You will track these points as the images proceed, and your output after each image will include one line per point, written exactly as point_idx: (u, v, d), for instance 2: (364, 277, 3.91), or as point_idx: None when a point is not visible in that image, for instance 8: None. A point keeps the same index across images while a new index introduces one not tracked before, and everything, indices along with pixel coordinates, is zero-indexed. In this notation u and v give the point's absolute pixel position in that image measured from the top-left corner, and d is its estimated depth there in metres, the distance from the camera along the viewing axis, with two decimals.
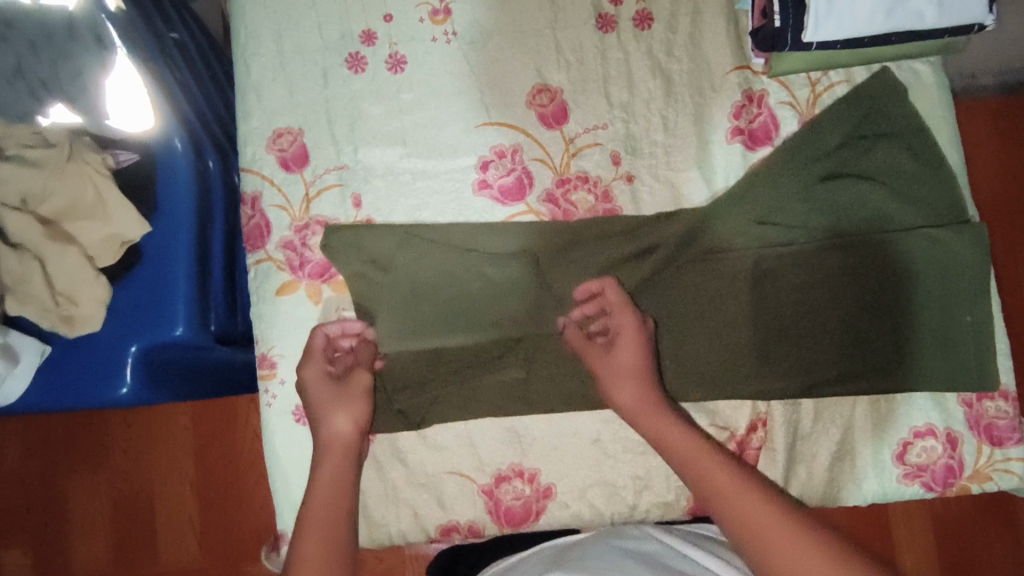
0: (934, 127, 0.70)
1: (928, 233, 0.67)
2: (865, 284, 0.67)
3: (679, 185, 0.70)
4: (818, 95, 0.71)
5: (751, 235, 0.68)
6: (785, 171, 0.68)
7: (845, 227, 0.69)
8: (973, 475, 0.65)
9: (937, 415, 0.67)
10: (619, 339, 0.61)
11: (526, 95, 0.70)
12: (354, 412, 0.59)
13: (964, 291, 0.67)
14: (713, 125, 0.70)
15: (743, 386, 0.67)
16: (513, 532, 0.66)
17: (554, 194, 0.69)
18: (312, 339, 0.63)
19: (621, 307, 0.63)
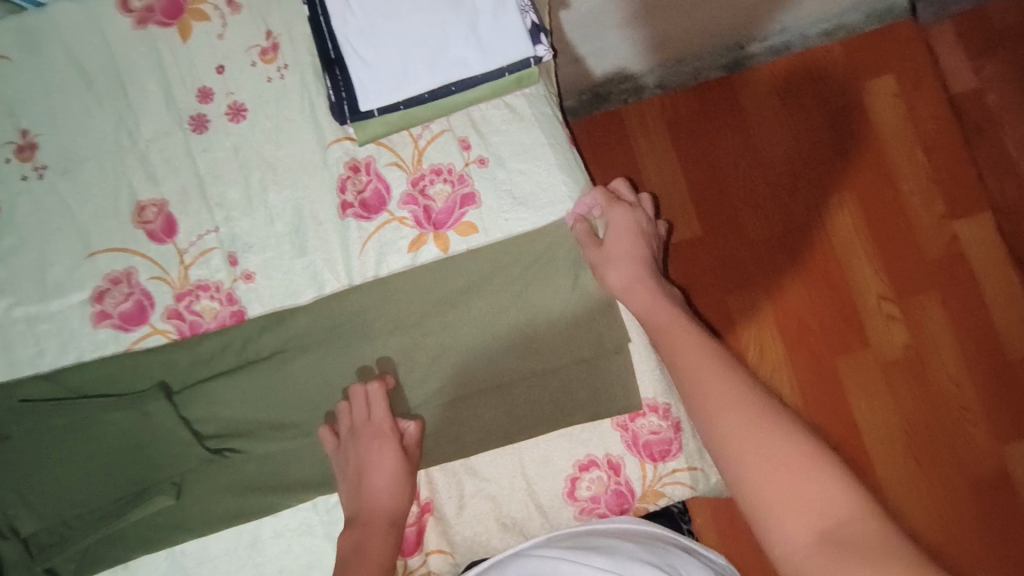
0: (542, 157, 0.70)
1: (544, 265, 0.68)
2: (494, 337, 0.67)
3: (301, 270, 0.69)
4: (423, 149, 0.70)
5: (380, 311, 0.68)
6: (403, 237, 0.69)
7: (467, 284, 0.68)
8: (644, 496, 0.66)
9: (595, 446, 0.67)
10: (373, 452, 0.64)
11: (132, 213, 0.69)
12: (218, 511, 0.66)
13: (592, 314, 0.67)
14: (323, 205, 0.69)
15: None
16: None
17: (177, 309, 0.68)
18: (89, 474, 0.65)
19: (376, 419, 0.64)
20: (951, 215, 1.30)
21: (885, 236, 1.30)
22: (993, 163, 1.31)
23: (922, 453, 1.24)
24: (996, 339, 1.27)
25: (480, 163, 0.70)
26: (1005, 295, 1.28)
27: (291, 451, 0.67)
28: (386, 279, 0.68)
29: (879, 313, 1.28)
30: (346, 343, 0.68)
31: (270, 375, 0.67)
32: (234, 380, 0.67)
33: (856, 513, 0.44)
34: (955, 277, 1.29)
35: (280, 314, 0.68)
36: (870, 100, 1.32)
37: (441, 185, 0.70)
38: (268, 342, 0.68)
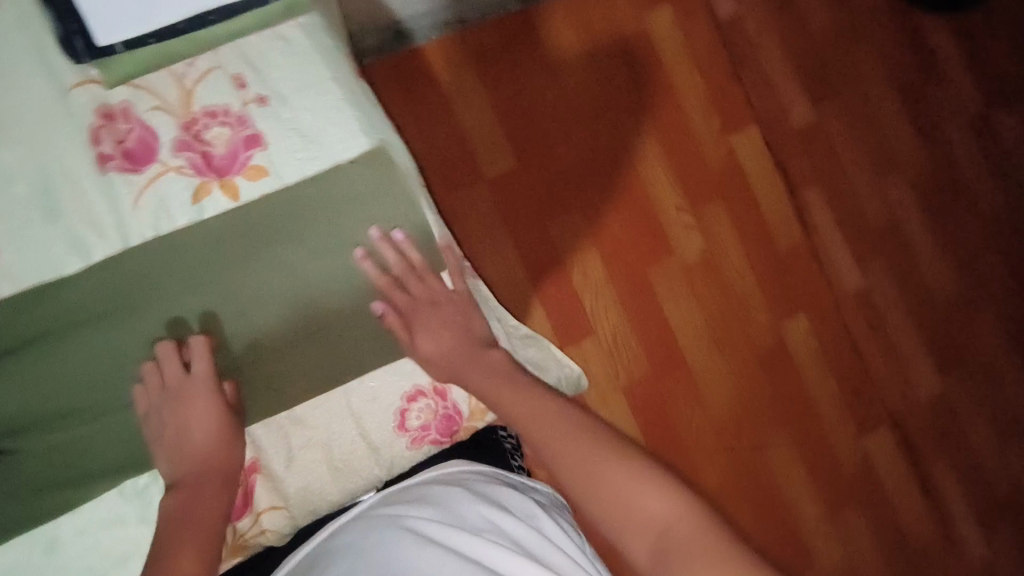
0: (329, 90, 0.67)
1: (347, 199, 0.66)
2: (302, 284, 0.64)
3: (58, 237, 0.60)
4: (189, 89, 0.64)
5: (167, 270, 0.62)
6: (182, 188, 0.63)
7: (265, 231, 0.64)
8: (471, 415, 0.70)
9: (421, 375, 0.68)
10: (196, 411, 0.61)
11: None
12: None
13: (402, 244, 0.68)
14: (74, 159, 0.61)
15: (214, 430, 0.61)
16: None
17: None
18: None
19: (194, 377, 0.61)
20: (727, 130, 1.47)
21: (676, 154, 1.44)
22: (753, 81, 1.50)
23: (723, 343, 1.45)
24: (768, 234, 1.49)
25: (260, 102, 0.65)
26: (772, 196, 1.50)
27: (85, 440, 0.60)
28: (173, 234, 0.62)
29: (677, 224, 1.43)
30: (133, 310, 0.61)
31: (42, 360, 0.59)
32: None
33: (680, 514, 0.55)
34: (734, 184, 1.47)
35: (42, 289, 0.59)
36: (652, 27, 1.42)
37: (218, 129, 0.64)
38: (28, 325, 0.59)
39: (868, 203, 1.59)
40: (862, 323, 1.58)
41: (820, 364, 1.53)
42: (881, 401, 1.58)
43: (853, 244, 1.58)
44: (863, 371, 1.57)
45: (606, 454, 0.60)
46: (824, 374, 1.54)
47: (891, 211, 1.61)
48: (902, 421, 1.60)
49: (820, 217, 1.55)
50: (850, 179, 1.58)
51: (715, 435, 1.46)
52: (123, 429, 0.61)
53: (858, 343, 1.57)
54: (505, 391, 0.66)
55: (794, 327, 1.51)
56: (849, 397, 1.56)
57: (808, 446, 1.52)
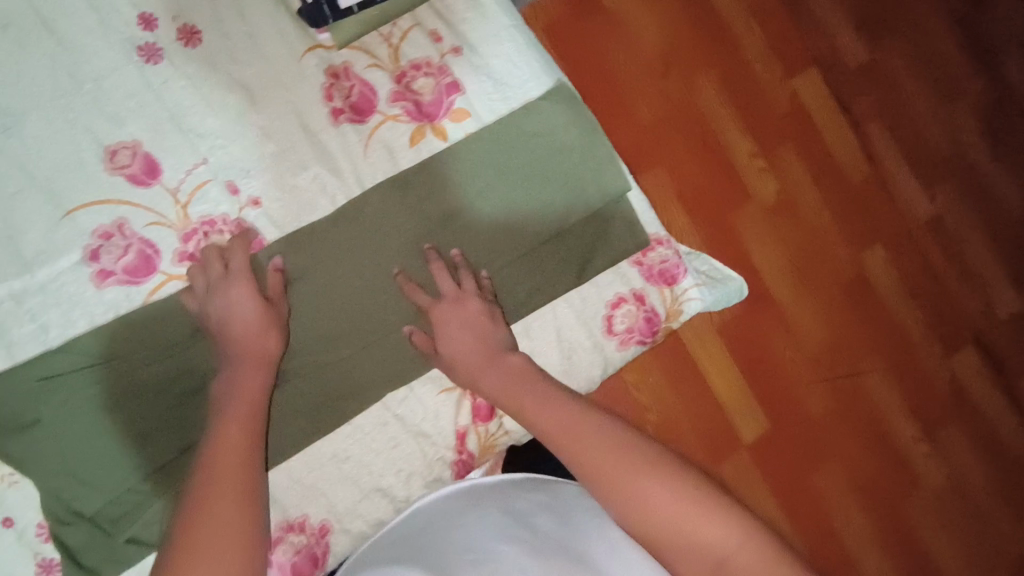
0: (512, 37, 0.74)
1: (541, 130, 0.73)
2: (513, 210, 0.71)
3: (308, 186, 0.68)
4: (397, 46, 0.71)
5: (398, 206, 0.69)
6: (400, 135, 0.70)
7: (476, 165, 0.71)
8: (668, 316, 0.76)
9: (621, 284, 0.75)
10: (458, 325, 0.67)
11: (102, 161, 0.63)
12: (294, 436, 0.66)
13: (593, 166, 0.74)
14: (312, 116, 0.68)
15: None
16: None
17: (187, 250, 0.64)
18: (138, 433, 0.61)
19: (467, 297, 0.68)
20: (789, 74, 1.54)
21: (748, 99, 1.50)
22: (809, 25, 1.57)
23: (809, 274, 1.50)
24: (838, 170, 1.56)
25: (455, 52, 0.72)
26: (835, 131, 1.56)
27: (350, 362, 0.67)
28: (401, 173, 0.69)
29: (753, 167, 1.48)
30: (373, 244, 0.68)
31: (305, 293, 0.66)
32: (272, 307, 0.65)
33: (745, 531, 0.51)
34: (801, 124, 1.53)
35: (300, 231, 0.67)
36: None
37: (424, 79, 0.71)
38: (295, 265, 0.66)
39: (929, 132, 1.65)
40: (936, 246, 1.63)
41: (902, 288, 1.58)
42: (964, 321, 1.62)
43: (918, 171, 1.63)
44: (941, 293, 1.62)
45: (642, 463, 0.56)
46: (910, 299, 1.58)
47: (952, 137, 1.66)
48: (986, 339, 1.63)
49: (885, 149, 1.61)
50: (908, 111, 1.64)
51: (807, 364, 1.47)
52: (378, 350, 0.68)
53: (936, 267, 1.62)
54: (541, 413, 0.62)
55: (874, 257, 1.56)
56: (937, 320, 1.60)
57: (903, 372, 1.54)
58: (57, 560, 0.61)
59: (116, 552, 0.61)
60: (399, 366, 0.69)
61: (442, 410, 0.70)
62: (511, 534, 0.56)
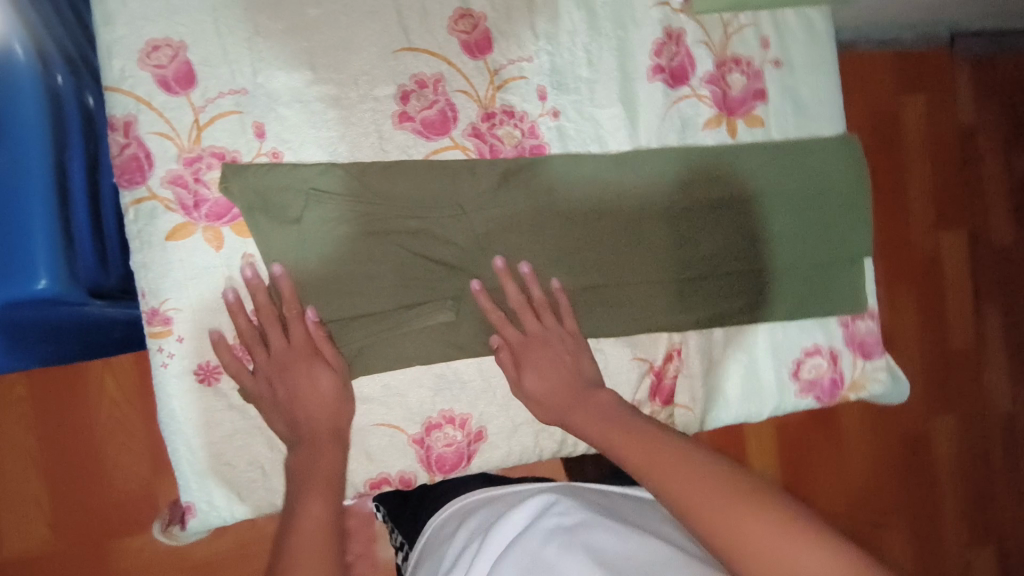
0: (824, 74, 0.76)
1: (813, 167, 0.75)
2: (762, 225, 0.74)
3: (602, 122, 0.69)
4: (729, 37, 0.73)
5: (663, 176, 0.71)
6: (699, 114, 0.72)
7: (752, 172, 0.73)
8: (851, 386, 0.76)
9: (822, 337, 0.75)
10: (546, 361, 0.63)
11: (449, 20, 0.65)
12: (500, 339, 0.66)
13: (842, 219, 0.76)
14: (635, 64, 0.70)
15: (656, 320, 0.71)
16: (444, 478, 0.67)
17: (481, 128, 0.66)
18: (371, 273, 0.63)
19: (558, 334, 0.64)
20: (938, 225, 1.55)
21: (890, 229, 1.53)
22: (981, 189, 1.59)
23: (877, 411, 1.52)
24: (946, 330, 1.57)
25: (775, 65, 0.74)
26: (956, 295, 1.58)
27: (573, 294, 0.69)
28: (686, 148, 0.71)
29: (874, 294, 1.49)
30: (628, 199, 0.69)
31: (557, 215, 0.68)
32: (534, 211, 0.67)
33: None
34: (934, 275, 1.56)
35: (574, 158, 0.68)
36: (910, 109, 1.52)
37: (738, 75, 0.73)
38: (566, 186, 0.68)
39: None
40: (998, 444, 1.63)
41: (952, 464, 1.58)
42: (998, 521, 1.62)
43: (1015, 365, 1.63)
44: (988, 486, 1.62)
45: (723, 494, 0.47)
46: (958, 479, 1.59)
47: None
48: (1009, 546, 1.62)
49: (994, 333, 1.62)
50: None
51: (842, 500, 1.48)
52: (598, 295, 0.69)
53: (995, 460, 1.62)
54: (613, 437, 0.57)
55: (943, 425, 1.57)
56: (973, 507, 1.60)
57: (924, 540, 1.54)
58: None
59: None
60: (603, 320, 0.70)
61: (627, 376, 0.70)
62: (615, 532, 0.52)
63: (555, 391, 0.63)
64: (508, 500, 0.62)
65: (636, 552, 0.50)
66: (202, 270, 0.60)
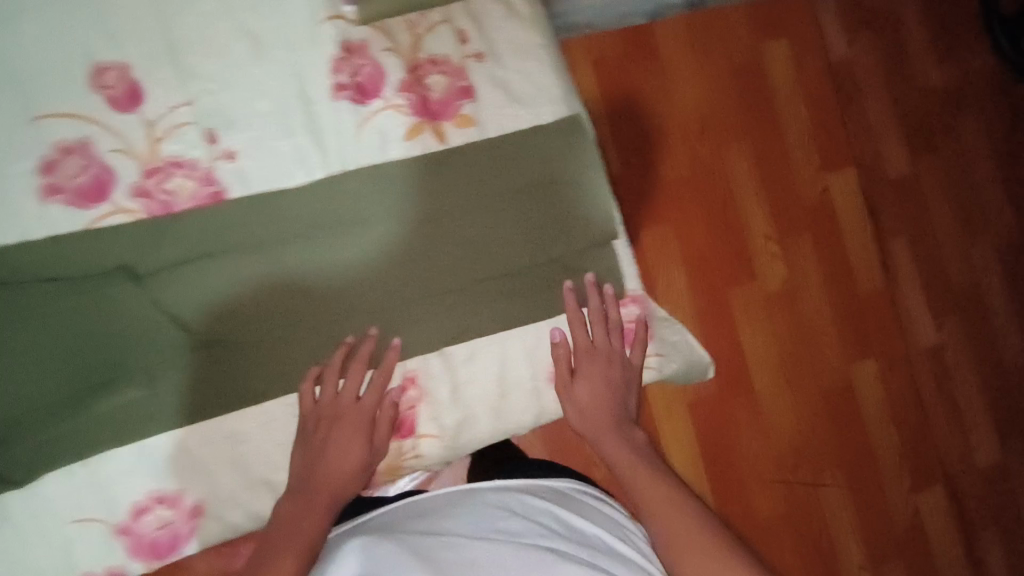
0: (541, 55, 0.71)
1: (539, 158, 0.71)
2: (498, 226, 0.69)
3: (286, 155, 0.65)
4: (419, 38, 0.68)
5: (370, 198, 0.67)
6: (398, 126, 0.68)
7: (471, 176, 0.69)
8: (621, 378, 0.74)
9: (581, 334, 0.71)
10: (348, 431, 0.66)
11: (88, 77, 0.61)
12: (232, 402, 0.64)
13: (582, 206, 0.71)
14: (314, 86, 0.66)
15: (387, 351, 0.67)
16: (162, 560, 0.64)
17: (147, 186, 0.62)
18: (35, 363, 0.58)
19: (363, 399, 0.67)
20: (825, 168, 1.53)
21: (773, 180, 1.49)
22: (858, 127, 1.57)
23: (788, 370, 1.47)
24: (851, 274, 1.53)
25: (478, 59, 0.70)
26: (857, 238, 1.54)
27: (290, 337, 0.65)
28: (386, 164, 0.67)
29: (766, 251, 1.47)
30: (336, 228, 0.66)
31: (252, 259, 0.64)
32: (223, 263, 0.63)
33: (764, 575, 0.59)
34: (827, 221, 1.52)
35: (260, 197, 0.64)
36: (770, 57, 1.51)
37: (437, 76, 0.69)
38: (257, 229, 0.65)
39: (952, 265, 1.63)
40: (930, 378, 1.59)
41: (881, 408, 1.53)
42: (940, 456, 1.57)
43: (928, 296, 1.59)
44: (925, 425, 1.57)
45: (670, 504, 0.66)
46: (892, 424, 1.54)
47: (973, 274, 1.64)
48: (955, 480, 1.58)
49: (902, 266, 1.58)
50: (935, 234, 1.62)
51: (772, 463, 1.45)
52: (321, 333, 0.66)
53: (926, 398, 1.57)
54: (640, 468, 0.71)
55: (865, 370, 1.53)
56: (911, 449, 1.55)
57: (863, 492, 1.50)
58: None
59: None
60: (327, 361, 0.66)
61: (361, 416, 0.66)
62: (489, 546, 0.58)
63: (599, 400, 0.73)
64: (373, 524, 0.65)
65: (514, 559, 0.57)
66: None
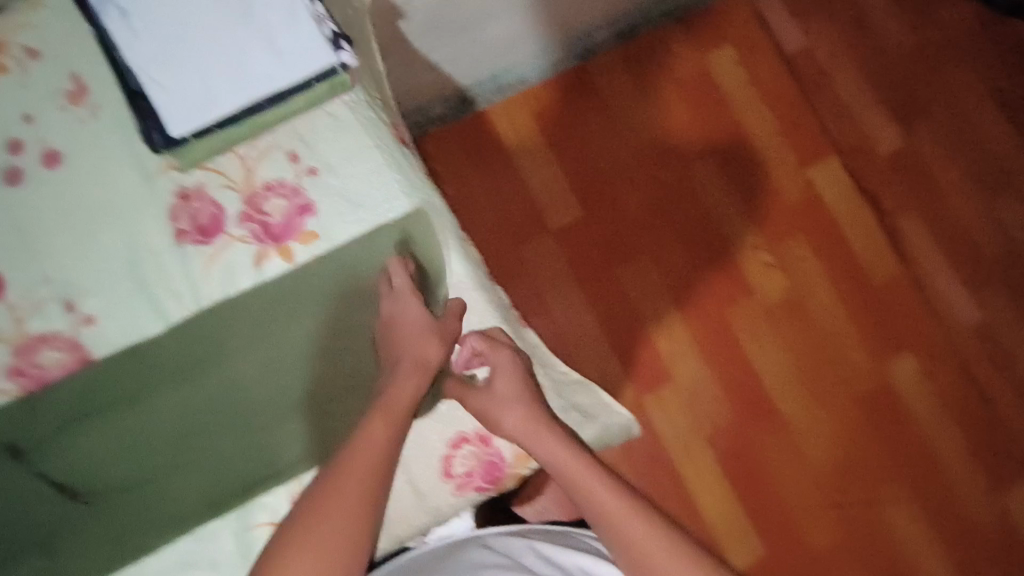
0: (376, 154, 0.73)
1: (394, 255, 0.71)
2: (380, 321, 0.69)
3: (143, 307, 0.68)
4: (251, 168, 0.71)
5: (234, 330, 0.68)
6: (247, 256, 0.70)
7: (347, 276, 0.71)
8: (516, 461, 0.72)
9: (466, 423, 0.71)
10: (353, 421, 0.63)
11: None
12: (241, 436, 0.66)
13: (444, 297, 0.72)
14: (157, 236, 0.69)
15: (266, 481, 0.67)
16: None
17: (20, 366, 0.66)
18: None
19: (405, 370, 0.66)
20: (805, 162, 1.43)
21: (744, 187, 1.42)
22: (828, 109, 1.45)
23: (809, 385, 1.35)
24: (857, 265, 1.39)
25: (312, 174, 0.71)
26: (860, 228, 1.41)
27: (195, 474, 0.66)
28: (240, 296, 0.69)
29: (757, 261, 1.40)
30: (203, 366, 0.67)
31: (125, 412, 0.66)
32: (123, 410, 0.66)
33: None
34: (817, 215, 1.41)
35: (128, 352, 0.67)
36: (716, 70, 1.47)
37: (276, 200, 0.71)
38: (149, 371, 0.67)
39: (975, 226, 1.39)
40: (990, 368, 1.34)
41: (934, 408, 1.33)
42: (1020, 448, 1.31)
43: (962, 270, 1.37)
44: (992, 418, 1.32)
45: (623, 510, 0.64)
46: (951, 422, 1.33)
47: (1003, 233, 1.39)
48: None
49: (919, 244, 1.39)
50: (948, 197, 1.41)
51: (815, 486, 1.31)
52: (225, 463, 0.67)
53: (986, 387, 1.33)
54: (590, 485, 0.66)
55: (902, 366, 1.35)
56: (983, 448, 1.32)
57: (932, 507, 1.30)
58: None
59: None
60: (209, 502, 0.66)
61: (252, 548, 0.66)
62: None
63: (530, 410, 0.69)
64: None
65: None
66: None
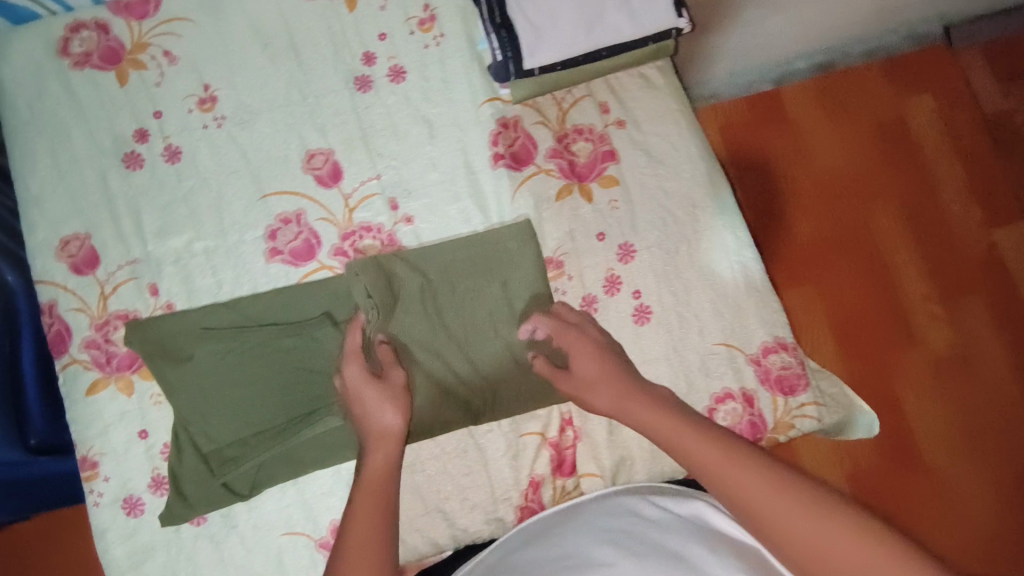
0: (678, 118, 0.78)
1: (685, 212, 0.75)
2: (664, 272, 0.74)
3: (455, 217, 0.74)
4: (566, 111, 0.77)
5: (486, 260, 0.72)
6: (553, 187, 0.75)
7: (638, 224, 0.75)
8: (776, 427, 0.72)
9: (732, 379, 0.72)
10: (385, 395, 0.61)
11: (302, 161, 0.75)
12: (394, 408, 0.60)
13: (726, 259, 0.75)
14: (477, 156, 0.76)
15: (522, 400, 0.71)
16: None
17: (343, 247, 0.74)
18: (258, 392, 0.70)
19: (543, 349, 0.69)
20: (994, 223, 1.24)
21: (927, 243, 1.23)
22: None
23: (976, 461, 1.14)
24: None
25: (619, 125, 0.77)
26: None
27: (459, 394, 0.70)
28: (494, 233, 0.73)
29: (924, 311, 1.20)
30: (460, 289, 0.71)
31: (391, 317, 0.69)
32: (404, 325, 0.69)
33: None
34: (998, 281, 1.22)
35: (409, 258, 0.71)
36: (913, 118, 1.27)
37: (583, 143, 0.77)
38: (441, 293, 0.71)
39: None
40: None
41: None
42: None
43: None
44: None
45: (787, 507, 0.47)
46: None
47: None
48: None
49: None
50: None
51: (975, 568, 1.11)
52: (495, 387, 0.71)
53: None
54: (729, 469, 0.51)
55: None
56: None
57: None
58: (165, 479, 0.69)
59: (210, 492, 0.68)
60: (465, 410, 0.70)
61: (522, 452, 0.71)
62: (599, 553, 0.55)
63: (608, 370, 0.64)
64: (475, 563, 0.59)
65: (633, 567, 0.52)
66: (119, 415, 0.70)
